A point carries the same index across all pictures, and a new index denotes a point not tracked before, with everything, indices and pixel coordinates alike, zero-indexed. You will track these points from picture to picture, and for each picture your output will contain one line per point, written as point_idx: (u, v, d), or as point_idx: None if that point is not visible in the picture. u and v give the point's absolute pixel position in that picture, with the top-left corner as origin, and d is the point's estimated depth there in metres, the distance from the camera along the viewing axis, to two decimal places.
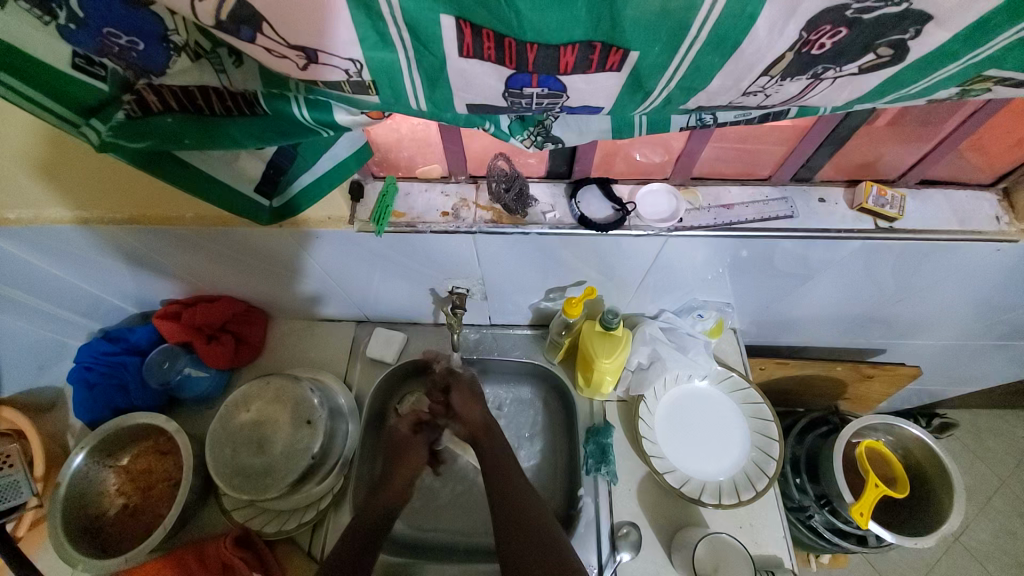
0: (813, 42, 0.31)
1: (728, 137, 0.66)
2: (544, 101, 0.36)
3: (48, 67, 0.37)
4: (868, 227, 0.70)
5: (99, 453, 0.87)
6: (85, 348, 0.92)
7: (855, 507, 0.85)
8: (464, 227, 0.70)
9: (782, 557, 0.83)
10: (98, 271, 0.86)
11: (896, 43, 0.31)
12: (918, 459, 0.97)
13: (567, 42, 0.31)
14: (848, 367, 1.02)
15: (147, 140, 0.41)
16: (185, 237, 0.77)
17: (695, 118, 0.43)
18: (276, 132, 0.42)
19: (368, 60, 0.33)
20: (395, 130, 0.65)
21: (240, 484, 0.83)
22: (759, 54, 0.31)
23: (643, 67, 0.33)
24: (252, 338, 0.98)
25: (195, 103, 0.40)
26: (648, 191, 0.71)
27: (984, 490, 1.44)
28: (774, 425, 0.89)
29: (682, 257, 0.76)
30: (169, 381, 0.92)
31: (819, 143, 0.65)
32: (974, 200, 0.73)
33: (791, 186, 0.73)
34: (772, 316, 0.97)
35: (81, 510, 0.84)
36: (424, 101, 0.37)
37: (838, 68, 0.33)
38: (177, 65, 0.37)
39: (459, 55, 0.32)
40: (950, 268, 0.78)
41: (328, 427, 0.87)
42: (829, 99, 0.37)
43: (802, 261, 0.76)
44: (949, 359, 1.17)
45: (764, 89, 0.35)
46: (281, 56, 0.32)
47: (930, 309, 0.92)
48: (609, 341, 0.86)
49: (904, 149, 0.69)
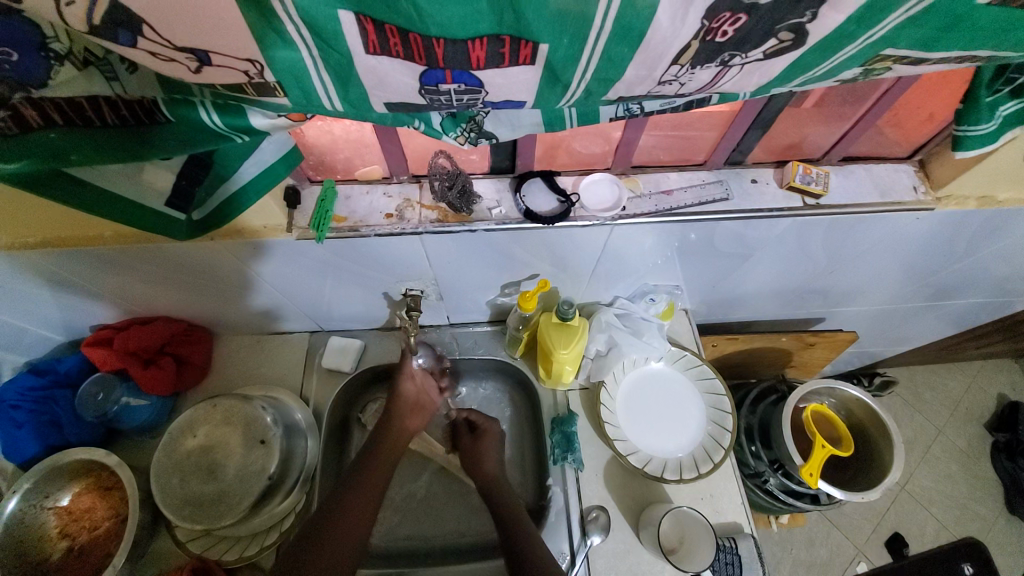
0: (716, 30, 0.32)
1: (662, 125, 0.68)
2: (464, 97, 0.36)
3: None
4: (798, 205, 0.74)
5: (35, 495, 0.80)
6: (7, 385, 0.83)
7: (804, 468, 0.90)
8: (409, 228, 0.69)
9: (741, 523, 0.87)
10: (16, 303, 0.79)
11: (795, 27, 0.32)
12: (861, 418, 1.04)
13: (475, 36, 0.30)
14: (793, 337, 1.07)
15: (26, 159, 0.37)
16: (109, 259, 0.71)
17: (622, 109, 0.44)
18: (183, 140, 0.40)
19: (269, 60, 0.31)
20: (328, 132, 0.63)
21: (192, 513, 0.78)
22: (667, 43, 0.32)
23: (555, 59, 0.32)
24: (196, 359, 0.92)
25: (84, 114, 0.36)
26: (591, 181, 0.71)
27: (923, 440, 1.56)
28: (726, 399, 0.93)
29: (630, 244, 0.77)
30: (107, 413, 0.84)
31: (747, 127, 0.67)
32: (893, 172, 0.78)
33: (726, 169, 0.76)
34: (721, 294, 1.00)
35: (20, 556, 0.78)
36: (339, 101, 0.35)
37: (745, 54, 0.34)
38: (59, 75, 0.34)
39: (366, 52, 0.31)
40: (877, 238, 0.83)
41: (283, 446, 0.84)
42: (742, 84, 0.38)
43: (742, 240, 0.80)
44: (884, 322, 1.26)
45: (677, 77, 0.35)
46: (168, 59, 0.30)
47: (863, 277, 0.98)
48: (567, 332, 0.87)
49: (826, 128, 0.73)
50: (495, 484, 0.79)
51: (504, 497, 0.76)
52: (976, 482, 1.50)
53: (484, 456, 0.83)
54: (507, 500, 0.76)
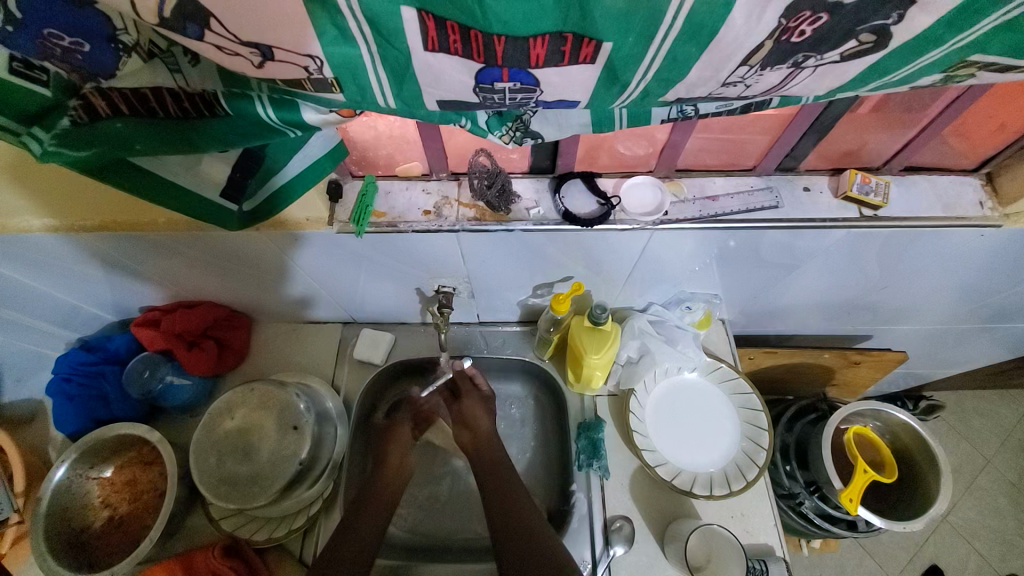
0: (792, 30, 0.30)
1: (712, 128, 0.65)
2: (518, 96, 0.35)
3: None
4: (852, 216, 0.70)
5: (82, 465, 0.84)
6: (62, 359, 0.89)
7: (844, 493, 0.86)
8: (447, 225, 0.69)
9: (773, 545, 0.83)
10: (74, 280, 0.83)
11: (878, 29, 0.30)
12: (906, 443, 0.98)
13: (536, 34, 0.29)
14: (836, 354, 1.02)
15: (97, 147, 0.39)
16: (160, 244, 0.75)
17: (676, 111, 0.42)
18: (238, 133, 0.41)
19: (329, 56, 0.31)
20: (372, 127, 0.63)
21: (227, 492, 0.81)
22: (737, 43, 0.30)
23: (617, 59, 0.31)
24: (236, 343, 0.96)
25: (148, 106, 0.38)
26: (632, 184, 0.70)
27: (971, 470, 1.47)
28: (762, 415, 0.89)
29: (669, 250, 0.75)
30: (151, 390, 0.88)
31: (803, 132, 0.64)
32: (958, 185, 0.73)
33: (776, 175, 0.73)
34: (760, 306, 0.96)
35: (65, 523, 0.81)
36: (392, 98, 0.35)
37: (819, 56, 0.32)
38: (127, 66, 0.35)
39: (424, 49, 0.31)
40: (935, 254, 0.78)
41: (315, 433, 0.86)
42: (811, 88, 0.36)
43: (788, 251, 0.76)
44: (935, 343, 1.18)
45: (743, 79, 0.34)
46: (234, 54, 0.31)
47: (916, 294, 0.93)
48: (598, 336, 0.85)
49: (888, 135, 0.69)
50: (500, 478, 0.76)
51: (512, 498, 0.73)
52: None
53: (493, 451, 0.80)
54: (517, 501, 0.73)
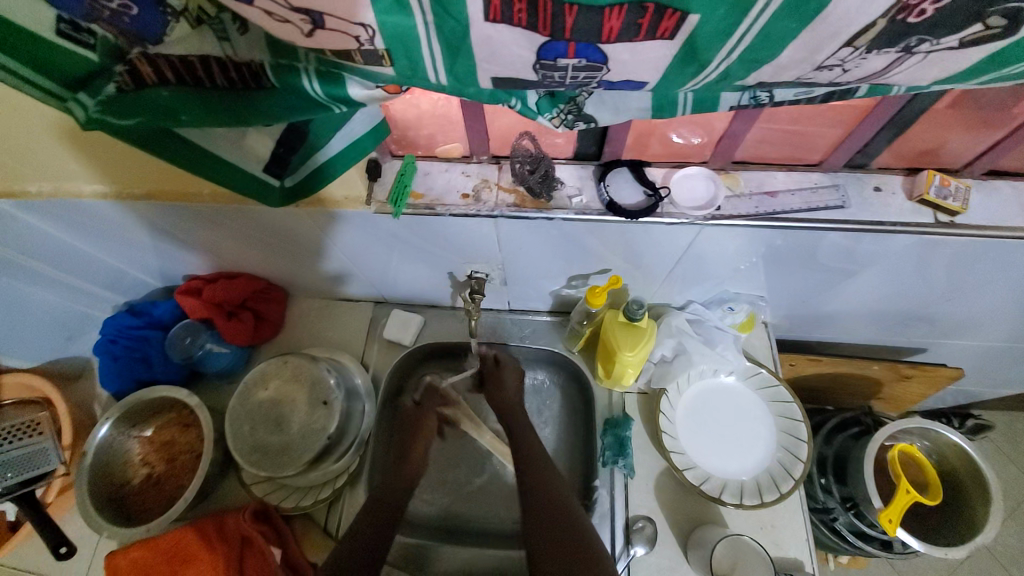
0: (911, 8, 0.26)
1: (777, 118, 0.60)
2: (580, 74, 0.32)
3: (36, 38, 0.35)
4: (926, 221, 0.64)
5: (123, 424, 0.88)
6: (109, 322, 0.93)
7: (883, 513, 0.81)
8: (485, 210, 0.67)
9: (804, 561, 0.80)
10: (123, 246, 0.86)
11: (1012, 11, 0.26)
12: (955, 466, 0.91)
13: (613, 3, 0.26)
14: (887, 366, 0.96)
15: (140, 117, 0.39)
16: (204, 214, 0.76)
17: (749, 96, 0.38)
18: (287, 108, 0.40)
19: (381, 25, 0.29)
20: (415, 105, 0.62)
21: (259, 460, 0.83)
22: (844, 21, 0.27)
23: (700, 34, 0.28)
24: (271, 316, 0.97)
25: (195, 75, 0.37)
26: (683, 175, 0.66)
27: (1019, 496, 1.37)
28: (802, 425, 0.85)
29: (716, 247, 0.71)
30: (192, 356, 0.91)
31: (880, 126, 0.58)
32: None
33: (844, 172, 0.67)
34: (807, 310, 0.91)
35: (108, 477, 0.86)
36: (444, 74, 0.33)
37: (936, 40, 0.28)
38: (174, 32, 0.35)
39: (485, 19, 0.29)
40: (1013, 266, 0.71)
41: (343, 408, 0.87)
42: (914, 77, 0.32)
43: (848, 254, 0.71)
44: (996, 361, 1.09)
45: (842, 63, 0.30)
46: (284, 20, 0.29)
47: (983, 308, 0.85)
48: (633, 333, 0.82)
49: (974, 134, 0.62)
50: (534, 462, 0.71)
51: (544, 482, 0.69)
52: None
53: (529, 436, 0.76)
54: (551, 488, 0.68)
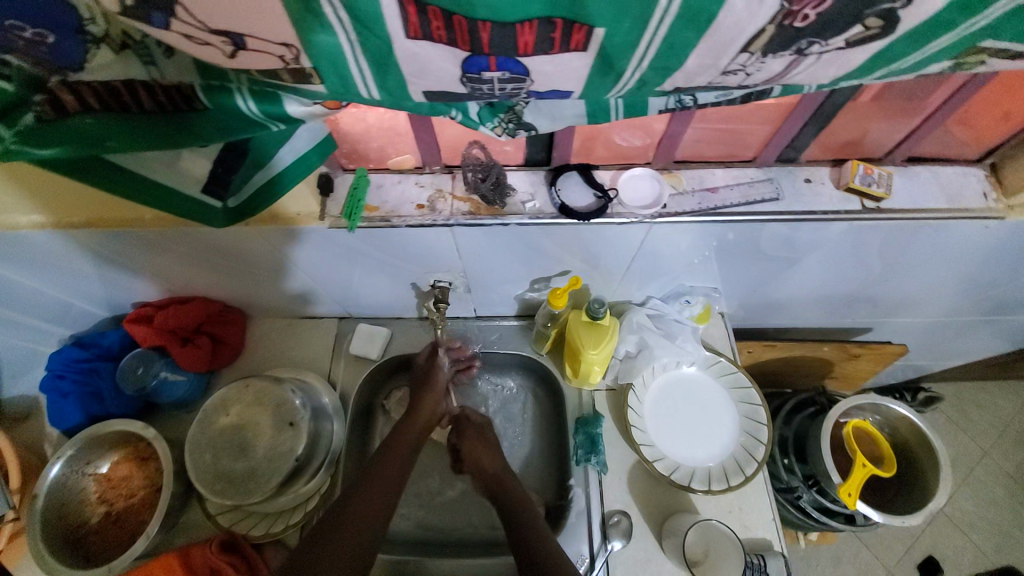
0: (796, 14, 0.28)
1: (711, 118, 0.63)
2: (507, 86, 0.34)
3: None
4: (854, 208, 0.69)
5: (77, 462, 0.83)
6: (54, 356, 0.88)
7: (842, 487, 0.85)
8: (441, 220, 0.67)
9: (771, 540, 0.83)
10: (64, 277, 0.82)
11: (885, 13, 0.29)
12: (905, 437, 0.97)
13: (524, 20, 0.28)
14: (836, 347, 1.01)
15: (62, 145, 0.37)
16: (151, 240, 0.73)
17: (674, 100, 0.41)
18: (220, 129, 0.39)
19: (305, 44, 0.30)
20: (362, 119, 0.62)
21: (223, 489, 0.80)
22: (738, 28, 0.29)
23: (611, 46, 0.30)
24: (230, 339, 0.95)
25: (121, 101, 0.36)
26: (630, 176, 0.68)
27: (968, 459, 1.47)
28: (762, 409, 0.89)
29: (667, 243, 0.74)
30: (146, 386, 0.87)
31: (805, 121, 0.63)
32: (961, 176, 0.72)
33: (777, 167, 0.71)
34: (759, 299, 0.95)
35: (62, 520, 0.81)
36: (376, 89, 0.34)
37: (824, 42, 0.31)
38: (96, 58, 0.34)
39: (406, 36, 0.29)
40: (936, 247, 0.77)
41: (311, 429, 0.85)
42: (815, 76, 0.34)
43: (789, 244, 0.75)
44: (935, 335, 1.17)
45: (745, 66, 0.32)
46: (204, 42, 0.29)
47: (915, 287, 0.91)
48: (596, 332, 0.84)
49: (890, 126, 0.67)
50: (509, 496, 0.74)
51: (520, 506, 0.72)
52: None
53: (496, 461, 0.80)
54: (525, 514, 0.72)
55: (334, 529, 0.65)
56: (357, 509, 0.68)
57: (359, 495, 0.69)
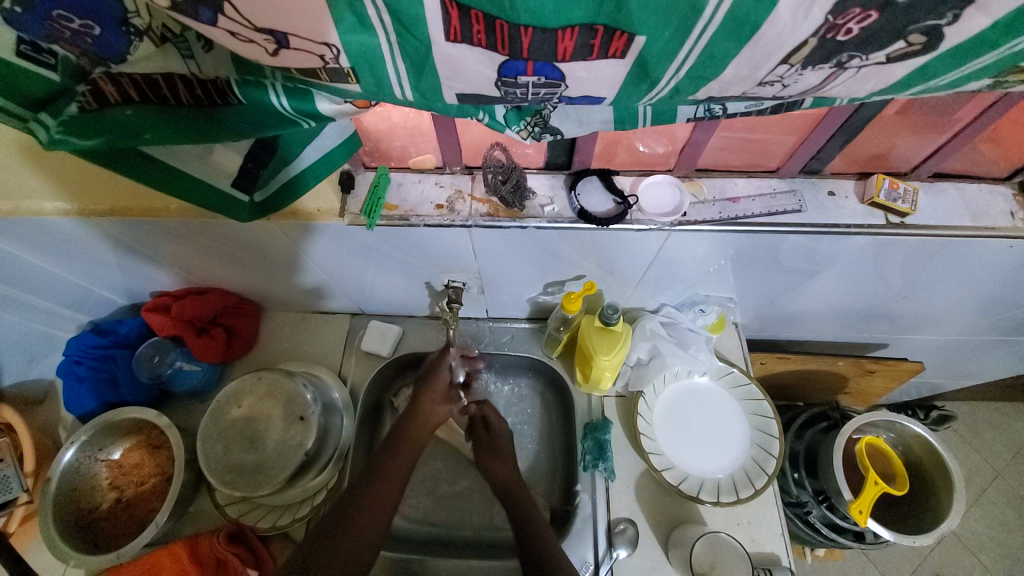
0: (839, 27, 0.28)
1: (735, 127, 0.63)
2: (541, 91, 0.34)
3: None
4: (878, 222, 0.68)
5: (90, 447, 0.85)
6: (72, 342, 0.90)
7: (854, 504, 0.84)
8: (459, 220, 0.68)
9: (779, 555, 0.82)
10: (86, 263, 0.83)
11: (930, 29, 0.28)
12: (919, 456, 0.96)
13: (566, 26, 0.28)
14: (851, 362, 1.00)
15: (104, 135, 0.38)
16: (172, 230, 0.74)
17: (703, 109, 0.40)
18: (250, 124, 0.40)
19: (346, 44, 0.30)
20: (386, 118, 0.62)
21: (232, 480, 0.81)
22: (779, 41, 0.29)
23: (650, 53, 0.30)
24: (245, 330, 0.96)
25: (159, 93, 0.37)
26: (651, 182, 0.68)
27: (981, 481, 1.44)
28: (774, 422, 0.88)
29: (684, 251, 0.74)
30: (160, 375, 0.90)
31: (831, 133, 0.62)
32: (988, 194, 0.70)
33: (799, 178, 0.70)
34: (775, 311, 0.95)
35: (74, 504, 0.82)
36: (410, 89, 0.34)
37: (865, 57, 0.30)
38: (138, 51, 0.34)
39: (445, 39, 0.30)
40: (959, 264, 0.75)
41: (321, 424, 0.86)
42: (850, 90, 0.34)
43: (808, 256, 0.74)
44: (952, 353, 1.15)
45: (782, 78, 0.32)
46: (248, 40, 0.30)
47: (935, 305, 0.90)
48: (609, 338, 0.84)
49: (918, 140, 0.66)
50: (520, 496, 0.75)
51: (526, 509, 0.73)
52: None
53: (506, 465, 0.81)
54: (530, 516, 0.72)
55: (343, 526, 0.65)
56: (366, 506, 0.68)
57: (368, 492, 0.69)
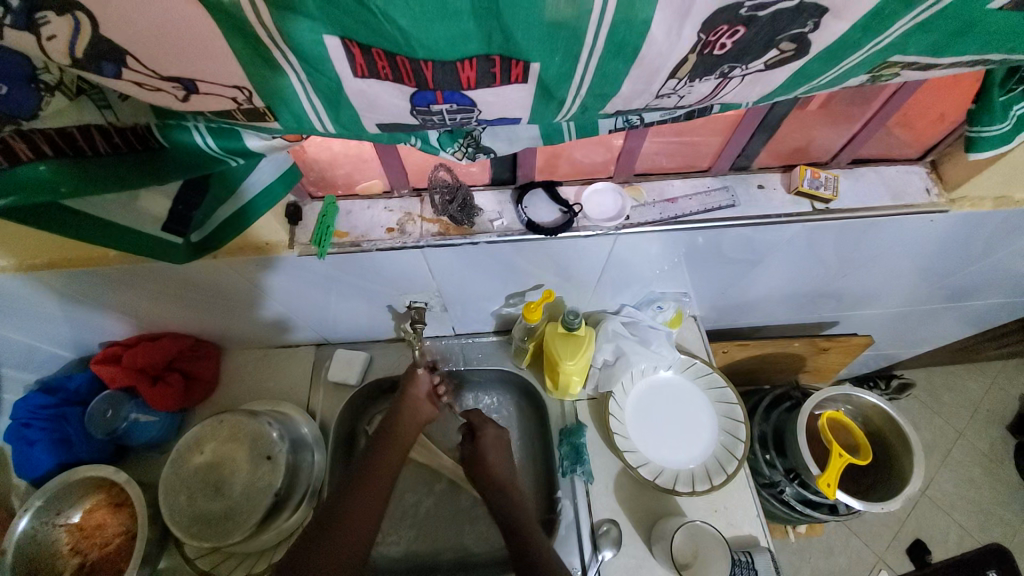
0: (713, 43, 0.31)
1: (665, 132, 0.67)
2: (456, 116, 0.35)
3: None
4: (806, 210, 0.72)
5: (46, 513, 0.80)
6: (19, 404, 0.84)
7: (822, 478, 0.87)
8: (411, 242, 0.68)
9: (758, 536, 0.85)
10: (28, 321, 0.80)
11: (797, 37, 0.31)
12: (878, 425, 1.01)
13: (464, 57, 0.29)
14: (806, 342, 1.05)
15: (14, 195, 0.36)
16: (117, 277, 0.72)
17: (622, 120, 0.43)
18: (176, 166, 0.40)
19: (257, 85, 0.31)
20: (327, 148, 0.62)
21: (199, 532, 0.78)
22: (662, 58, 0.31)
23: (549, 77, 0.32)
24: (204, 373, 0.93)
25: (75, 145, 0.36)
26: (593, 191, 0.70)
27: (943, 443, 1.52)
28: (738, 407, 0.91)
29: (636, 253, 0.76)
30: (116, 429, 0.85)
31: (752, 132, 0.66)
32: (905, 174, 0.76)
33: (731, 174, 0.75)
34: (730, 300, 0.98)
35: (34, 573, 0.78)
36: (331, 123, 0.35)
37: (745, 66, 0.33)
38: (51, 106, 0.34)
39: (354, 75, 0.31)
40: (890, 241, 0.81)
41: (290, 461, 0.83)
42: (744, 94, 0.37)
43: (750, 246, 0.78)
44: (900, 324, 1.22)
45: (676, 90, 0.35)
46: (155, 88, 0.30)
47: (876, 280, 0.96)
48: (572, 341, 0.86)
49: (834, 130, 0.71)
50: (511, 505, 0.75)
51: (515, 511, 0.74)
52: (999, 486, 1.45)
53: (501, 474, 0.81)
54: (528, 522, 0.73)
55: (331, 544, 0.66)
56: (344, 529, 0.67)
57: (354, 512, 0.69)
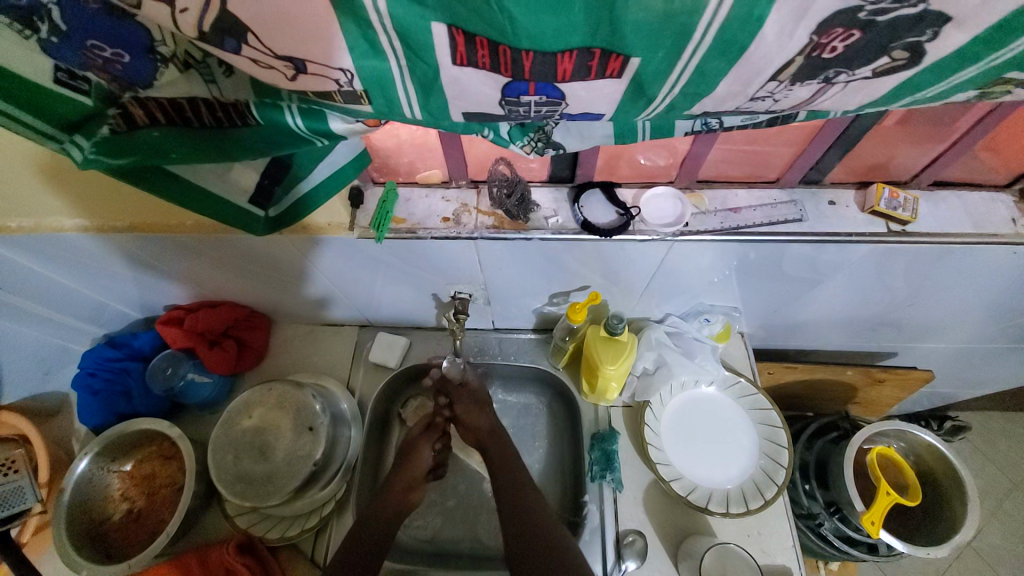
0: (824, 46, 0.30)
1: (733, 139, 0.65)
2: (542, 109, 0.36)
3: (30, 84, 0.35)
4: (879, 231, 0.68)
5: (104, 458, 0.86)
6: (88, 354, 0.91)
7: (865, 515, 0.82)
8: (465, 233, 0.69)
9: (791, 567, 0.81)
10: (104, 279, 0.86)
11: (913, 45, 0.30)
12: (932, 466, 0.94)
13: (564, 49, 0.30)
14: (859, 371, 0.99)
15: (132, 157, 0.40)
16: (186, 245, 0.77)
17: (700, 123, 0.42)
18: (268, 143, 0.42)
19: (358, 69, 0.32)
20: (394, 136, 0.64)
21: (242, 491, 0.82)
22: (767, 58, 0.30)
23: (645, 73, 0.31)
24: (255, 343, 0.97)
25: (183, 115, 0.39)
26: (653, 195, 0.69)
27: (999, 494, 1.41)
28: (782, 432, 0.87)
29: (688, 262, 0.75)
30: (173, 387, 0.91)
31: (829, 145, 0.63)
32: (990, 201, 0.71)
33: (799, 188, 0.72)
34: (780, 320, 0.95)
35: (86, 514, 0.83)
36: (419, 109, 0.36)
37: (851, 72, 0.32)
38: (164, 77, 0.37)
39: (452, 63, 0.31)
40: (963, 271, 0.76)
41: (329, 435, 0.87)
42: (841, 102, 0.36)
43: (811, 265, 0.75)
44: (964, 362, 1.14)
45: (772, 94, 0.34)
46: (268, 66, 0.32)
47: (942, 313, 0.90)
48: (613, 347, 0.84)
49: (915, 150, 0.67)
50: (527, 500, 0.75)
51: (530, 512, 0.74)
52: None
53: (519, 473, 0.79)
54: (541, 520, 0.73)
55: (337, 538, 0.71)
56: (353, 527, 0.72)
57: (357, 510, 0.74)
